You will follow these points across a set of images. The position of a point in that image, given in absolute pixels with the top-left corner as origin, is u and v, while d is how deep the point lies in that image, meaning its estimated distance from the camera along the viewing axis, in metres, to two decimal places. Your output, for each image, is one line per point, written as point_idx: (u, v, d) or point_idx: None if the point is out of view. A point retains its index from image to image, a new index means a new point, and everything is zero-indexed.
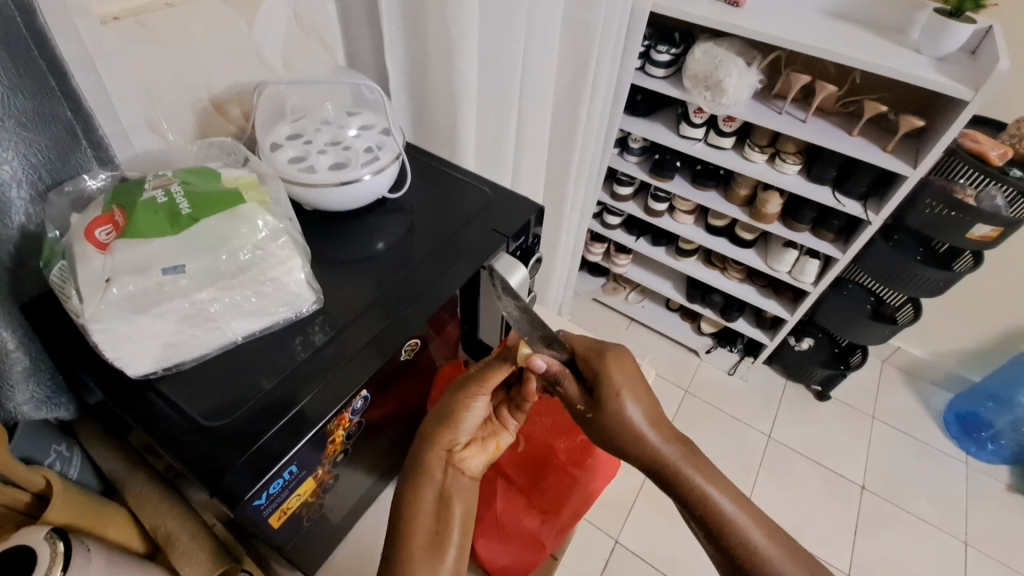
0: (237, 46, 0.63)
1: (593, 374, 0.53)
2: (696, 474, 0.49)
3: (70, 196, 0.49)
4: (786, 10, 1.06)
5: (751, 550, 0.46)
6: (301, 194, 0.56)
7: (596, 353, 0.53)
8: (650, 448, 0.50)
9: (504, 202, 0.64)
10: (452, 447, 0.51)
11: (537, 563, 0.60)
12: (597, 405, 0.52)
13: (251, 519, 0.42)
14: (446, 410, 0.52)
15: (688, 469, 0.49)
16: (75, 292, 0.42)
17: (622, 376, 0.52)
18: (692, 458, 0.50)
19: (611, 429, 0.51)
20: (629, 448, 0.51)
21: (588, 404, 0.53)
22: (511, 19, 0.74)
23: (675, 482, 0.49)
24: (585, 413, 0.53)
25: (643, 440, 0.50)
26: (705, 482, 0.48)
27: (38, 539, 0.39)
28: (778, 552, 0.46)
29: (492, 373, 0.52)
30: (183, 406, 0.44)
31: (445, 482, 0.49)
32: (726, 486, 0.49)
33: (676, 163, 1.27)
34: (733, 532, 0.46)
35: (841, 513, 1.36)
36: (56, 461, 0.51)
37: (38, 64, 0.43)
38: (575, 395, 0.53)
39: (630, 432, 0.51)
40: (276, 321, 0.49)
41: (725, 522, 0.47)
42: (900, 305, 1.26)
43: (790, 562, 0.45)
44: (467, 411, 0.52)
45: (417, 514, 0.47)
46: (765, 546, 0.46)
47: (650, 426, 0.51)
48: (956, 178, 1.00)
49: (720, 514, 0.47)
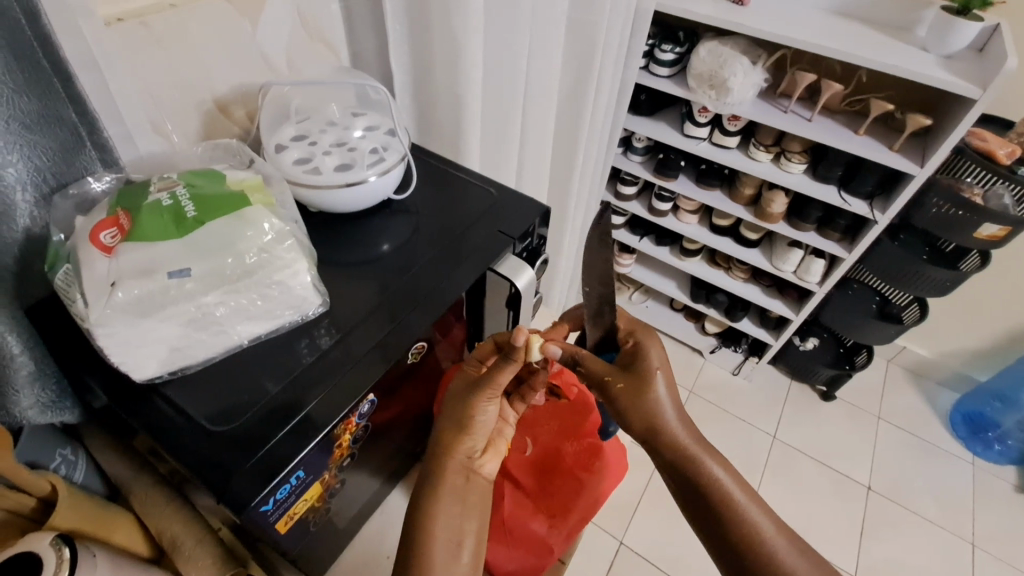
0: (240, 47, 0.63)
1: (635, 348, 0.53)
2: (712, 462, 0.50)
3: (74, 199, 0.49)
4: (791, 9, 1.05)
5: (753, 532, 0.48)
6: (306, 196, 0.56)
7: (646, 331, 0.54)
8: (670, 432, 0.51)
9: (510, 203, 0.63)
10: (471, 453, 0.50)
11: (544, 566, 0.61)
12: (632, 378, 0.51)
13: (258, 525, 0.42)
14: (459, 415, 0.51)
15: (703, 456, 0.51)
16: (80, 296, 0.41)
17: (660, 355, 0.52)
18: (707, 446, 0.52)
19: (641, 405, 0.51)
20: (653, 432, 0.51)
21: (622, 376, 0.51)
22: (515, 19, 0.73)
23: (690, 468, 0.50)
24: (613, 383, 0.51)
25: (665, 424, 0.51)
26: (719, 469, 0.50)
27: (44, 547, 0.39)
28: (776, 534, 0.49)
29: (501, 373, 0.50)
30: (188, 411, 0.44)
31: (464, 490, 0.49)
32: (735, 475, 0.51)
33: (680, 163, 1.27)
34: (736, 514, 0.49)
35: (846, 513, 1.35)
36: (61, 465, 0.51)
37: (43, 66, 0.43)
38: (602, 368, 0.51)
39: (657, 414, 0.51)
40: (281, 324, 0.48)
41: (732, 506, 0.49)
42: (906, 305, 1.25)
43: (786, 543, 0.48)
44: (480, 415, 0.51)
45: (433, 521, 0.46)
46: (767, 530, 0.49)
47: (673, 411, 0.51)
48: (963, 176, 0.99)
49: (729, 498, 0.49)
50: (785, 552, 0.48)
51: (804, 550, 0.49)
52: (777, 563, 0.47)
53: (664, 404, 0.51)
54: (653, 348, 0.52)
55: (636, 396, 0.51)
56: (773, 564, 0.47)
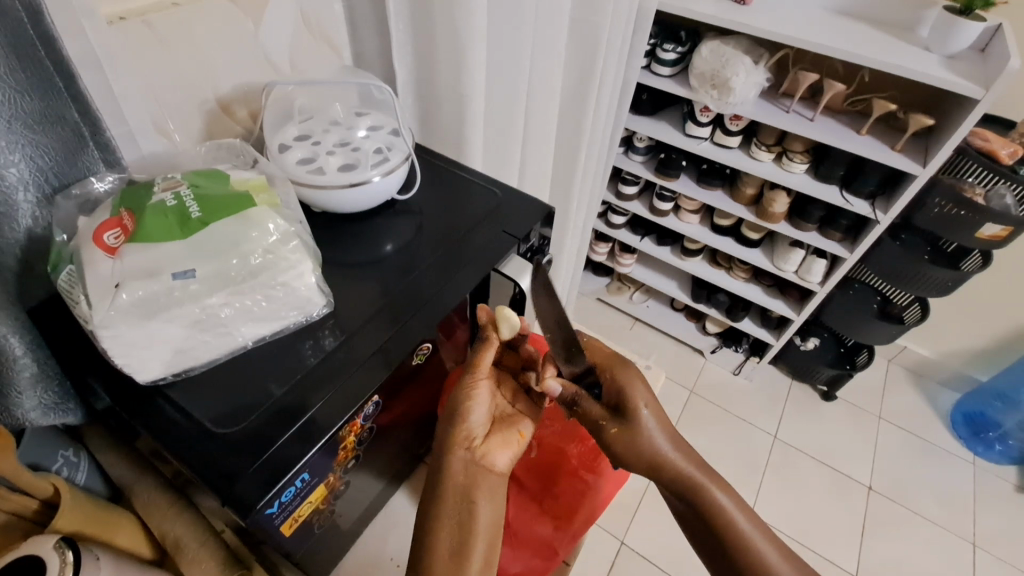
0: (244, 47, 0.63)
1: (617, 386, 0.52)
2: (717, 491, 0.51)
3: (77, 199, 0.48)
4: (794, 8, 1.05)
5: (750, 553, 0.50)
6: (309, 195, 0.56)
7: (621, 365, 0.52)
8: (672, 464, 0.52)
9: (513, 203, 0.63)
10: (470, 445, 0.49)
11: (550, 567, 0.62)
12: (625, 422, 0.51)
13: (262, 528, 0.42)
14: (452, 408, 0.50)
15: (708, 486, 0.51)
16: (84, 297, 0.41)
17: (642, 391, 0.51)
18: (713, 474, 0.52)
19: (638, 444, 0.51)
20: (657, 467, 0.52)
21: (617, 421, 0.51)
22: (518, 19, 0.73)
23: (695, 499, 0.52)
24: (608, 429, 0.51)
25: (662, 456, 0.51)
26: (725, 499, 0.51)
27: (47, 549, 0.39)
28: (772, 549, 0.50)
29: (482, 357, 0.51)
30: (192, 413, 0.43)
31: (468, 485, 0.48)
32: (741, 503, 0.52)
33: (681, 162, 1.27)
34: (742, 542, 0.50)
35: (848, 512, 1.35)
36: (63, 467, 0.50)
37: (45, 65, 0.43)
38: (597, 413, 0.52)
39: (656, 449, 0.51)
40: (285, 326, 0.48)
41: (732, 528, 0.51)
42: (907, 305, 1.23)
43: (783, 558, 0.50)
44: (472, 405, 0.50)
45: (440, 524, 0.46)
46: (775, 561, 0.49)
47: (668, 440, 0.52)
48: (964, 176, 0.98)
49: (735, 529, 0.50)
50: None
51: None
52: None
53: (658, 439, 0.51)
54: (635, 384, 0.51)
55: (634, 437, 0.51)
56: None
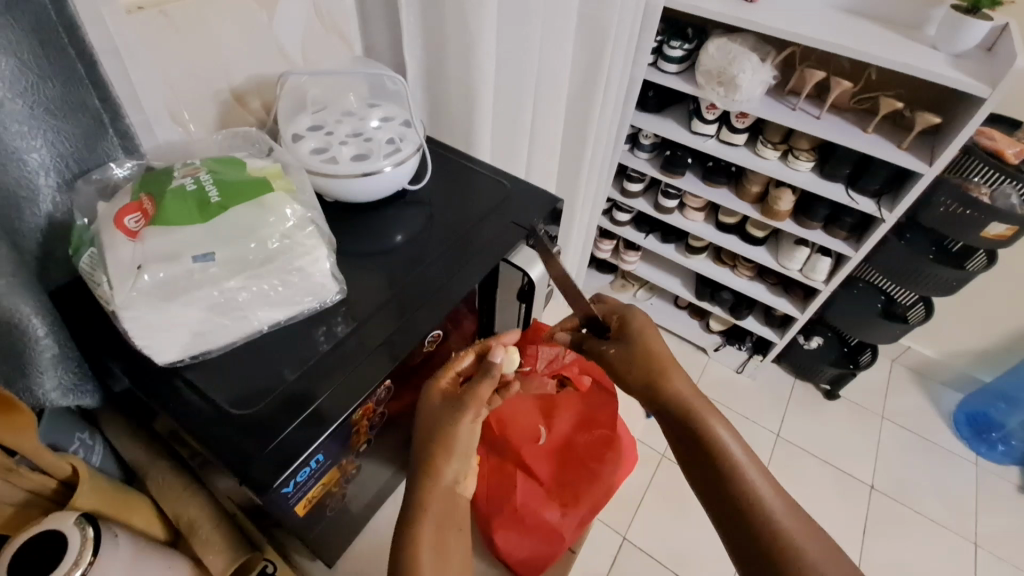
0: (259, 41, 0.64)
1: (621, 323, 0.60)
2: (726, 436, 0.53)
3: (97, 184, 0.49)
4: (801, 6, 1.05)
5: (744, 484, 0.50)
6: (323, 185, 0.56)
7: (625, 309, 0.61)
8: (682, 402, 0.55)
9: (521, 196, 0.64)
10: (457, 476, 0.49)
11: (556, 555, 0.61)
12: (627, 344, 0.59)
13: (278, 507, 0.43)
14: (434, 426, 0.49)
15: (716, 430, 0.53)
16: (105, 279, 0.42)
17: (647, 324, 0.59)
18: (723, 420, 0.55)
19: (636, 363, 0.57)
20: (668, 405, 0.56)
21: (613, 344, 0.59)
22: (527, 14, 0.74)
23: (703, 444, 0.53)
24: (607, 350, 0.59)
25: (672, 390, 0.56)
26: (734, 447, 0.52)
27: (68, 525, 0.40)
28: (768, 488, 0.50)
29: (481, 390, 0.50)
30: (209, 394, 0.44)
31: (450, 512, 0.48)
32: (750, 455, 0.52)
33: (687, 159, 1.27)
34: (751, 493, 0.50)
35: (849, 510, 1.36)
36: (80, 449, 0.51)
37: (67, 52, 0.44)
38: (596, 344, 0.60)
39: (667, 384, 0.56)
40: (301, 311, 0.49)
41: (731, 462, 0.52)
42: (911, 305, 1.25)
43: (791, 514, 0.49)
44: (455, 432, 0.48)
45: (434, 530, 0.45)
46: (782, 515, 0.49)
47: (677, 376, 0.57)
48: (970, 175, 0.99)
49: (744, 478, 0.51)
50: (797, 535, 0.48)
51: (823, 542, 0.48)
52: (790, 547, 0.47)
53: (672, 375, 0.56)
54: (637, 317, 0.60)
55: (629, 359, 0.58)
56: (786, 547, 0.47)
